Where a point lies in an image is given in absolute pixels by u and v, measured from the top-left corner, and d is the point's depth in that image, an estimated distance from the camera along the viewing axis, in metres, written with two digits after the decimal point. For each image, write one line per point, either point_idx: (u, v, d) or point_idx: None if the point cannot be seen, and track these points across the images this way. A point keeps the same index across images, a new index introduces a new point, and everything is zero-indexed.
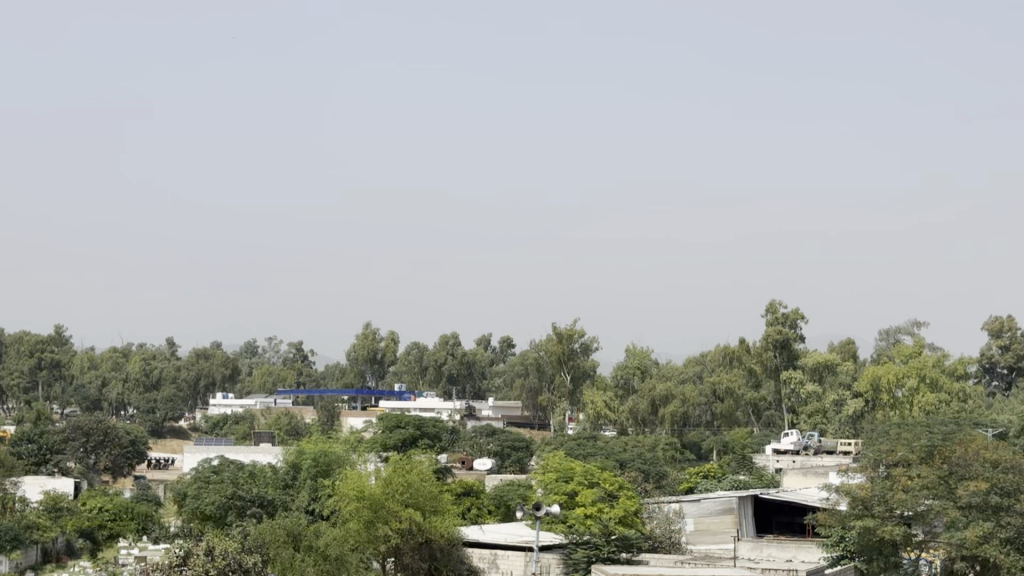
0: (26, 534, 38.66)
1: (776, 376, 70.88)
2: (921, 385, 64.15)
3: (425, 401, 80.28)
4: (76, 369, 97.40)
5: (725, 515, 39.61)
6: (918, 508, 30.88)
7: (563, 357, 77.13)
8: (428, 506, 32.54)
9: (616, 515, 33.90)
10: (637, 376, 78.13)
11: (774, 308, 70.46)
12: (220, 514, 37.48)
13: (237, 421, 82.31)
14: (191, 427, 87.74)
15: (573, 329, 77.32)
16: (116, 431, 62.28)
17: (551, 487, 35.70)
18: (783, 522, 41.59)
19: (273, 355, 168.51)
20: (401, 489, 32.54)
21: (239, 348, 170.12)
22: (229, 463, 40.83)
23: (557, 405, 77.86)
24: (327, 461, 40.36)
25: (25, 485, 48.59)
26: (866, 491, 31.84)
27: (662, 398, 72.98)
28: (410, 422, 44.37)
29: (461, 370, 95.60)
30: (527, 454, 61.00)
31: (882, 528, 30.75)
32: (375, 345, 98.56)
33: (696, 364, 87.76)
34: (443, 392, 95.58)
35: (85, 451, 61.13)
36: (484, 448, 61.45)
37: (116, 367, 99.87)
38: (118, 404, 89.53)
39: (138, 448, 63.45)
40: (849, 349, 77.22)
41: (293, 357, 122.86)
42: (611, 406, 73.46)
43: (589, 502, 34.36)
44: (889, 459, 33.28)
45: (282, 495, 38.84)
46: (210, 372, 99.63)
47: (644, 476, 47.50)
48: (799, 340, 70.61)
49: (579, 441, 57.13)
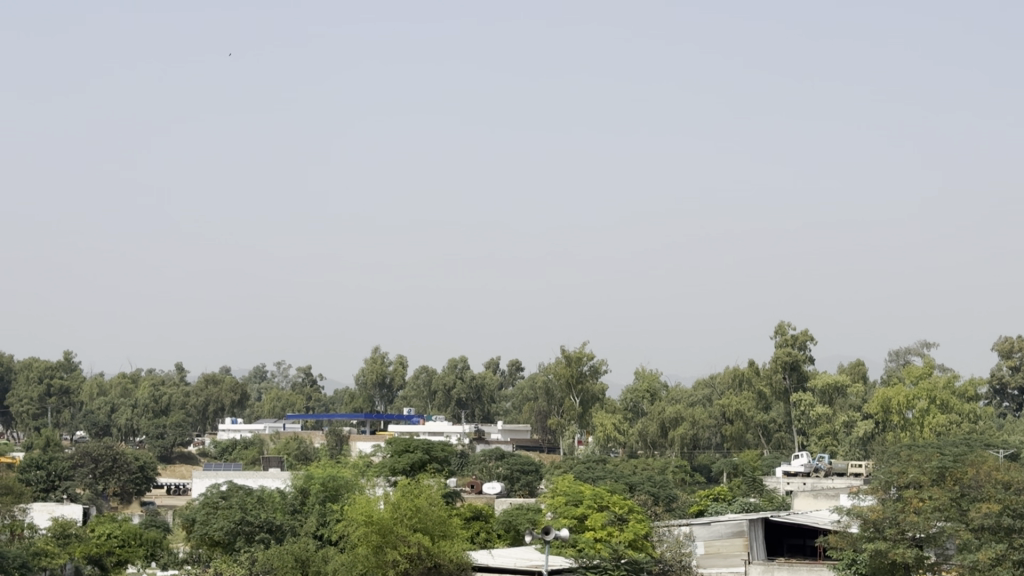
0: (34, 561, 38.57)
1: (786, 398, 70.74)
2: (931, 407, 63.90)
3: (434, 425, 80.18)
4: (86, 395, 97.34)
5: (736, 538, 39.54)
6: (929, 530, 30.94)
7: (572, 379, 76.98)
8: (437, 530, 32.37)
9: (626, 539, 33.77)
10: (646, 400, 77.98)
11: (781, 329, 70.41)
12: (229, 539, 37.41)
13: (246, 446, 82.22)
14: (200, 452, 87.68)
15: (582, 352, 77.26)
16: (125, 457, 62.27)
17: (560, 511, 35.50)
18: (794, 545, 41.46)
19: (283, 380, 168.30)
20: (410, 514, 32.33)
21: (248, 373, 170.24)
22: (238, 488, 40.72)
23: (566, 428, 77.67)
24: (335, 486, 40.35)
25: (34, 511, 48.49)
26: (877, 513, 31.82)
27: (671, 420, 72.84)
28: (419, 446, 44.09)
29: (469, 394, 95.30)
30: (537, 477, 60.82)
31: (893, 550, 30.52)
32: (384, 369, 99.03)
33: (706, 386, 87.58)
34: (452, 416, 95.24)
35: (94, 478, 61.06)
36: (493, 472, 61.34)
37: (125, 393, 99.73)
38: (127, 430, 89.41)
39: (147, 474, 63.39)
40: (858, 370, 77.15)
41: (303, 382, 122.74)
42: (620, 429, 73.13)
43: (598, 525, 34.16)
44: (900, 480, 33.07)
45: (291, 521, 38.63)
46: (219, 398, 99.55)
47: (653, 499, 47.25)
48: (809, 361, 70.48)
49: (588, 465, 57.00)
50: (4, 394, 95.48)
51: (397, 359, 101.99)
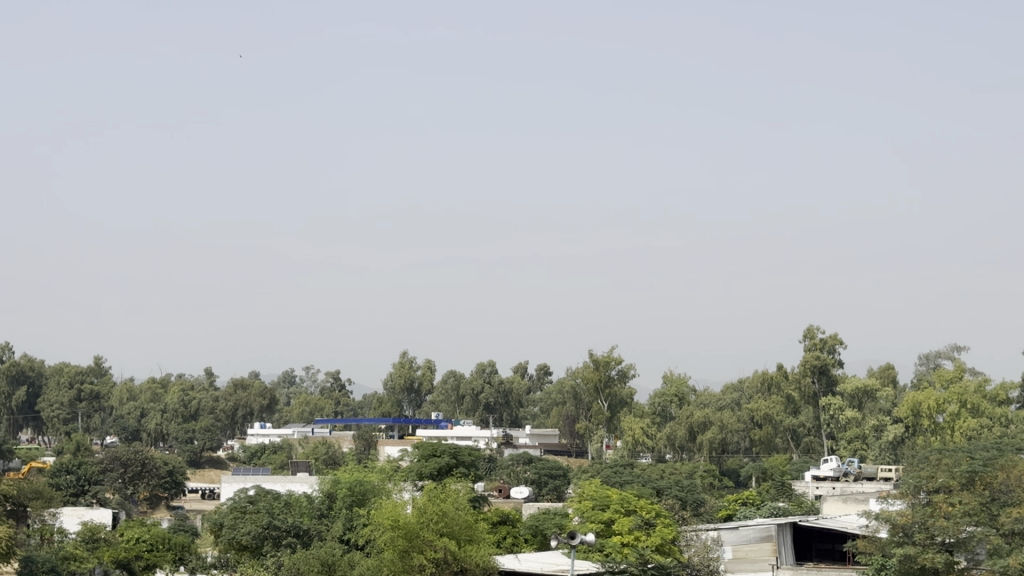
0: (63, 566, 38.72)
1: (815, 403, 70.42)
2: (962, 410, 63.37)
3: (462, 429, 80.21)
4: (116, 400, 97.77)
5: (764, 542, 39.35)
6: (960, 535, 30.54)
7: (600, 384, 76.77)
8: (463, 535, 32.34)
9: (653, 543, 33.67)
10: (675, 404, 77.77)
11: (810, 332, 70.04)
12: (256, 544, 37.48)
13: (275, 451, 82.43)
14: (230, 457, 87.94)
15: (610, 356, 77.10)
16: (154, 461, 62.47)
17: (587, 515, 35.45)
18: (823, 550, 41.13)
19: (312, 385, 168.69)
20: (436, 518, 32.33)
21: (277, 378, 170.84)
22: (265, 492, 40.78)
23: (594, 433, 77.51)
24: (362, 491, 40.40)
25: (63, 515, 48.67)
26: (906, 518, 31.52)
27: (699, 425, 72.57)
28: (446, 450, 44.06)
29: (497, 399, 95.25)
30: (565, 481, 60.66)
31: (923, 556, 30.19)
32: (412, 374, 99.13)
33: (735, 390, 87.29)
34: (480, 421, 95.26)
35: (124, 482, 61.20)
36: (521, 476, 61.30)
37: (155, 398, 100.10)
38: (157, 435, 89.72)
39: (176, 479, 63.60)
40: (888, 374, 76.78)
41: (332, 387, 123.03)
42: (649, 433, 72.90)
43: (625, 530, 34.16)
44: (930, 485, 32.79)
45: (318, 525, 38.63)
46: (248, 402, 99.88)
47: (681, 503, 47.05)
48: (838, 365, 70.11)
49: (616, 469, 56.84)
50: (35, 400, 96.04)
51: (425, 364, 102.14)
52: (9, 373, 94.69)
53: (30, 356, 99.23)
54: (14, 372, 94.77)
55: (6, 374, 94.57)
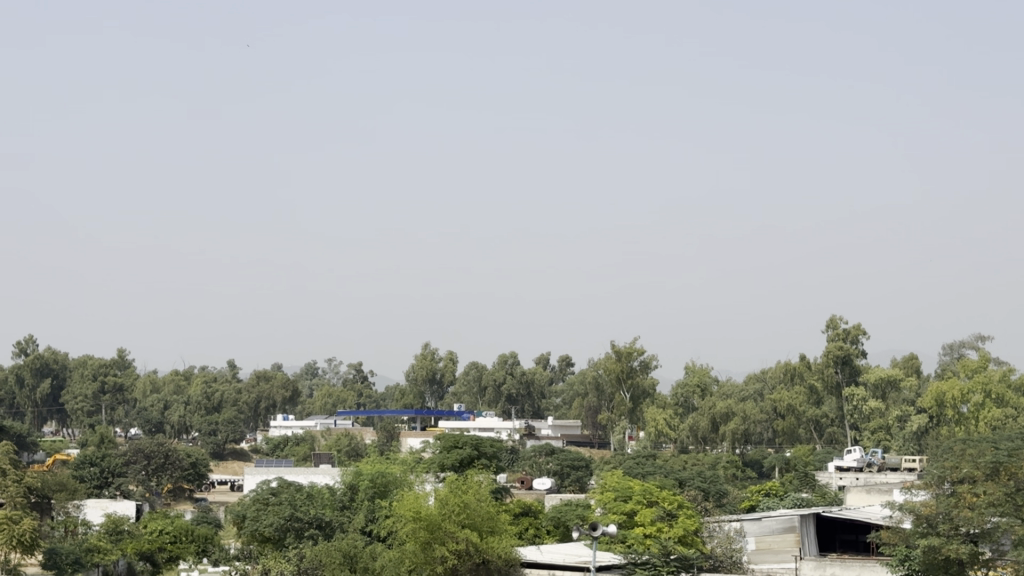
0: (87, 558, 38.85)
1: (839, 393, 70.16)
2: (986, 400, 62.96)
3: (485, 421, 80.27)
4: (139, 392, 98.15)
5: (787, 533, 39.15)
6: (984, 526, 30.36)
7: (622, 375, 76.56)
8: (484, 527, 32.29)
9: (676, 535, 33.50)
10: (697, 395, 77.64)
11: (834, 322, 69.82)
12: (279, 536, 37.55)
13: (298, 442, 82.61)
14: (252, 449, 88.12)
15: (632, 347, 76.93)
16: (177, 453, 62.65)
17: (610, 506, 35.47)
18: (846, 540, 41.03)
19: (335, 376, 169.07)
20: (458, 510, 32.30)
21: (299, 370, 171.35)
22: (288, 484, 40.85)
23: (616, 424, 77.45)
24: (384, 483, 40.51)
25: (87, 507, 48.91)
26: (930, 509, 31.35)
27: (722, 415, 72.28)
28: (468, 442, 44.10)
29: (519, 390, 95.20)
30: (587, 473, 60.54)
31: (947, 547, 30.00)
32: (434, 365, 99.16)
33: (757, 380, 87.18)
34: (502, 412, 95.41)
35: (147, 474, 61.41)
36: (544, 468, 61.28)
37: (178, 390, 100.47)
38: (180, 427, 90.02)
39: (199, 471, 63.82)
40: (912, 365, 76.54)
41: (354, 378, 123.32)
42: (671, 424, 72.72)
43: (648, 521, 34.05)
44: (954, 475, 32.70)
45: (340, 517, 38.67)
46: (271, 394, 100.19)
47: (704, 494, 46.87)
48: (861, 355, 69.89)
49: (637, 460, 56.80)
50: (59, 392, 96.47)
51: (447, 355, 102.24)
52: (32, 365, 95.06)
53: (54, 349, 99.65)
54: (38, 364, 95.15)
55: (29, 366, 94.94)
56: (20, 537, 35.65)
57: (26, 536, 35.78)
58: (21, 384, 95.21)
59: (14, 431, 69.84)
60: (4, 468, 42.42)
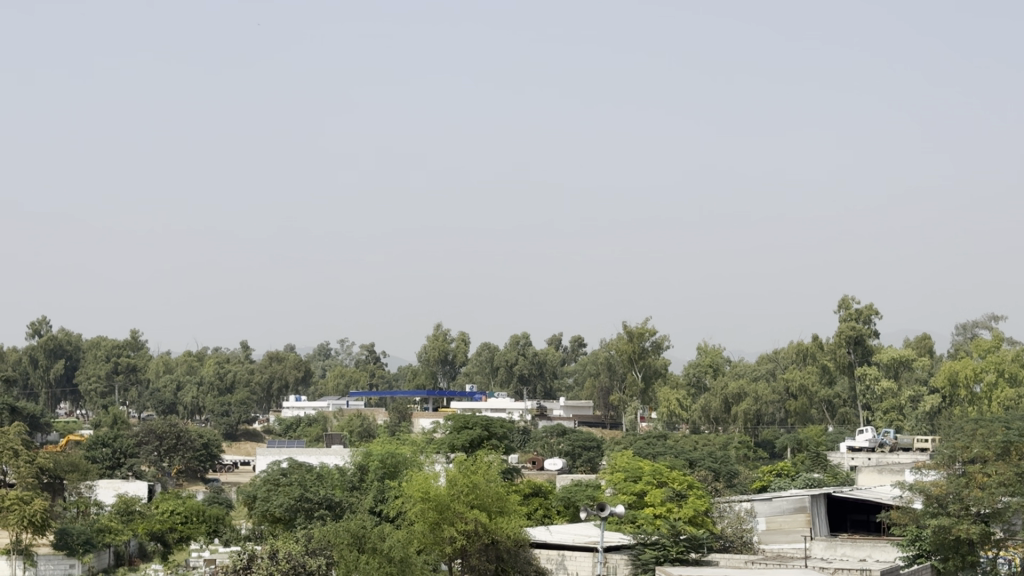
0: (98, 538, 38.90)
1: (850, 372, 69.95)
2: (1000, 380, 62.75)
3: (496, 401, 80.35)
4: (152, 373, 98.40)
5: (798, 514, 38.93)
6: (995, 506, 30.27)
7: (634, 355, 76.42)
8: (494, 507, 32.32)
9: (685, 515, 33.52)
10: (709, 374, 77.53)
11: (845, 303, 69.68)
12: (289, 516, 37.58)
13: (310, 423, 82.72)
14: (264, 430, 88.22)
15: (644, 328, 76.72)
16: (189, 434, 62.65)
17: (620, 486, 35.77)
18: (858, 521, 40.88)
19: (346, 358, 169.38)
20: (467, 491, 32.32)
21: (312, 351, 171.95)
22: (298, 465, 40.91)
23: (629, 404, 77.43)
24: (393, 464, 40.75)
25: (99, 488, 49.17)
26: (940, 489, 31.21)
27: (734, 396, 72.25)
28: (478, 422, 44.14)
29: (531, 370, 95.24)
30: (598, 453, 60.47)
31: (958, 526, 29.84)
32: (446, 346, 99.19)
33: (769, 360, 87.12)
34: (515, 392, 95.47)
35: (159, 455, 61.50)
36: (555, 448, 61.28)
37: (191, 371, 100.66)
38: (193, 408, 90.26)
39: (211, 452, 63.85)
40: (925, 344, 76.37)
41: (367, 359, 123.54)
42: (684, 405, 72.54)
43: (658, 502, 34.24)
44: (966, 455, 32.74)
45: (349, 497, 38.72)
46: (283, 375, 100.34)
47: (713, 474, 46.73)
48: (874, 336, 69.66)
49: (648, 441, 56.68)
50: (72, 373, 96.83)
51: (459, 336, 102.31)
52: (46, 346, 95.39)
53: (67, 331, 99.96)
54: (52, 346, 95.57)
55: (43, 347, 95.27)
56: (31, 517, 35.74)
57: (37, 516, 35.86)
58: (35, 365, 95.53)
59: (27, 411, 69.97)
60: (16, 449, 42.55)
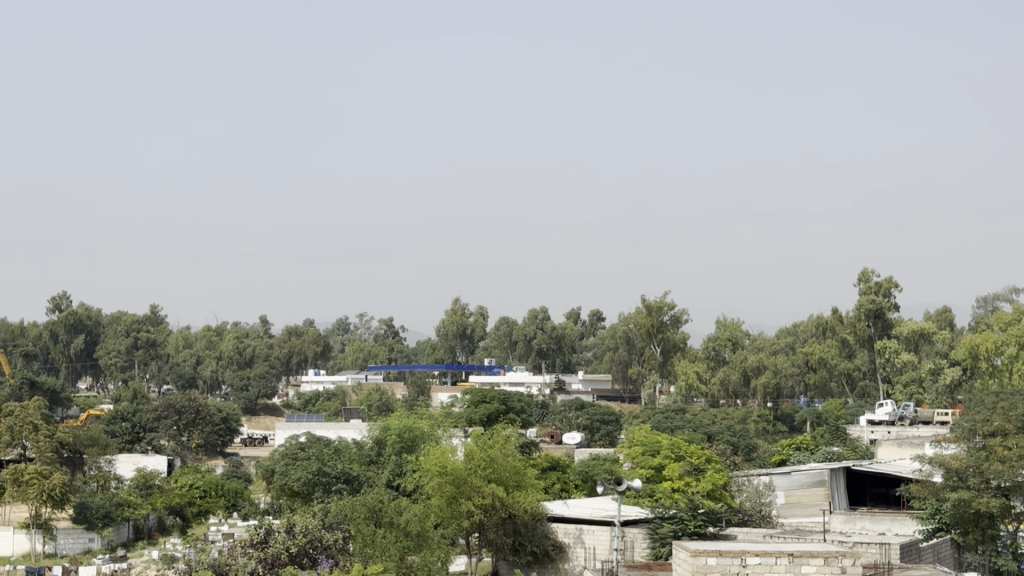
0: (117, 511, 39.00)
1: (870, 346, 69.64)
2: (1021, 352, 62.02)
3: (515, 375, 80.32)
4: (172, 347, 98.60)
5: (817, 488, 38.68)
6: (1016, 479, 30.06)
7: (652, 329, 76.20)
8: (511, 482, 32.38)
9: (704, 489, 33.32)
10: (728, 348, 77.13)
11: (866, 276, 69.24)
12: (307, 490, 37.60)
13: (329, 397, 82.88)
14: (283, 403, 88.35)
15: (663, 301, 76.46)
16: (208, 408, 62.66)
17: (637, 460, 35.75)
18: (877, 494, 40.62)
19: (365, 332, 169.54)
20: (484, 465, 32.49)
21: (331, 325, 171.99)
22: (316, 438, 40.91)
23: (647, 377, 77.29)
24: (411, 437, 40.82)
25: (119, 462, 49.36)
26: (960, 462, 31.03)
27: (754, 369, 71.92)
28: (496, 397, 44.15)
29: (550, 344, 95.18)
30: (617, 427, 60.44)
31: (979, 500, 29.61)
32: (464, 321, 99.06)
33: (789, 334, 86.80)
34: (533, 366, 95.45)
35: (178, 429, 61.52)
36: (574, 422, 61.25)
37: (210, 345, 100.83)
38: (212, 381, 90.38)
39: (230, 426, 63.86)
40: (945, 318, 75.96)
41: (385, 334, 123.51)
42: (703, 378, 72.34)
43: (676, 476, 34.15)
44: (986, 428, 32.54)
45: (367, 472, 38.73)
46: (302, 349, 100.43)
47: (732, 448, 46.60)
48: (893, 309, 69.28)
49: (667, 414, 56.56)
50: (93, 347, 97.01)
51: (477, 310, 102.17)
52: (66, 322, 95.56)
53: (87, 305, 100.21)
54: (72, 321, 95.71)
55: (63, 322, 95.43)
56: (50, 491, 35.84)
57: (56, 490, 35.95)
58: (56, 340, 95.80)
59: (47, 386, 70.17)
60: (36, 423, 42.57)
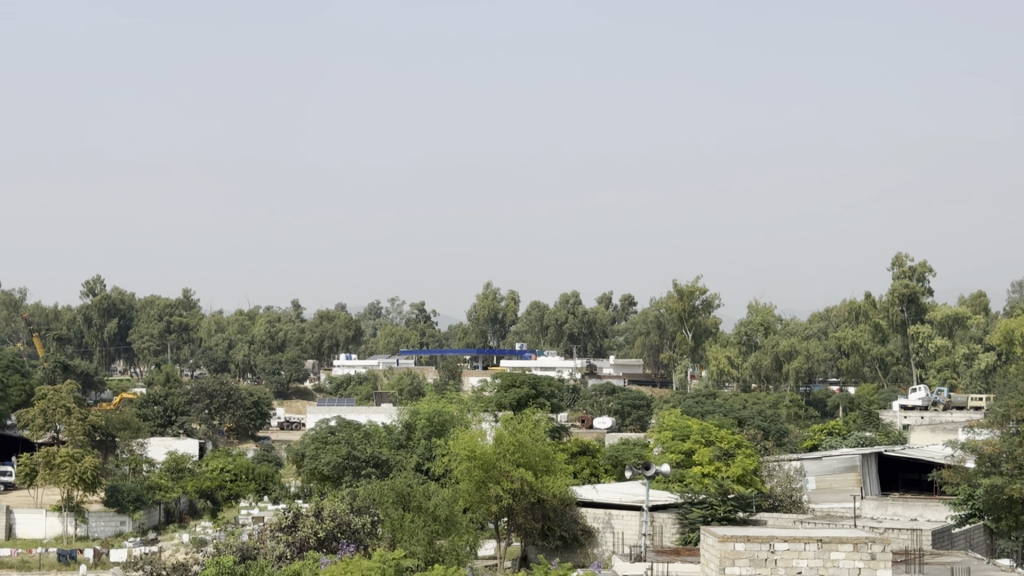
0: (149, 494, 39.20)
1: (904, 331, 69.22)
2: None
3: (546, 359, 80.21)
4: (204, 332, 98.98)
5: (848, 473, 38.41)
6: None
7: (684, 314, 75.94)
8: (540, 467, 32.35)
9: (734, 474, 33.20)
10: (760, 332, 76.80)
11: (899, 261, 68.81)
12: (337, 474, 37.70)
13: (361, 381, 83.09)
14: (316, 387, 88.58)
15: (695, 286, 76.17)
16: (239, 392, 62.79)
17: (668, 445, 35.64)
18: (909, 480, 40.41)
19: (397, 316, 169.86)
20: (513, 450, 32.48)
21: (363, 310, 172.41)
22: (347, 423, 40.95)
23: (678, 362, 77.07)
24: (440, 421, 40.83)
25: (151, 445, 49.60)
26: (993, 448, 30.77)
27: (786, 354, 71.39)
28: (526, 381, 44.10)
29: (582, 328, 95.05)
30: (648, 411, 60.31)
31: (1012, 485, 29.31)
32: (496, 305, 99.03)
33: (821, 319, 86.35)
34: (564, 350, 95.35)
35: (209, 413, 61.70)
36: (604, 407, 61.13)
37: (243, 329, 101.19)
38: (244, 365, 90.65)
39: (262, 410, 64.01)
40: (980, 302, 75.39)
41: (417, 318, 123.63)
42: (734, 362, 72.05)
43: (705, 461, 34.05)
44: (1020, 414, 32.21)
45: (397, 455, 38.75)
46: (334, 333, 100.65)
47: (763, 433, 46.43)
48: (928, 294, 68.78)
49: (698, 399, 56.37)
50: (126, 331, 97.47)
51: (509, 295, 102.12)
52: (100, 305, 96.04)
53: (121, 289, 100.75)
54: (105, 305, 96.17)
55: (97, 306, 95.93)
56: (82, 474, 36.05)
57: (87, 473, 36.15)
58: (90, 323, 96.37)
59: (81, 369, 70.57)
60: (69, 406, 42.75)
